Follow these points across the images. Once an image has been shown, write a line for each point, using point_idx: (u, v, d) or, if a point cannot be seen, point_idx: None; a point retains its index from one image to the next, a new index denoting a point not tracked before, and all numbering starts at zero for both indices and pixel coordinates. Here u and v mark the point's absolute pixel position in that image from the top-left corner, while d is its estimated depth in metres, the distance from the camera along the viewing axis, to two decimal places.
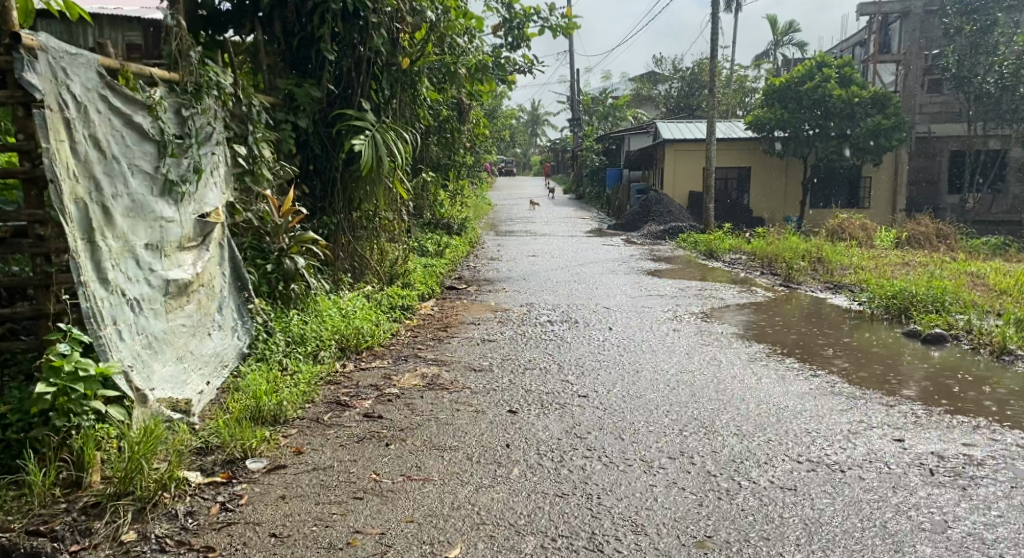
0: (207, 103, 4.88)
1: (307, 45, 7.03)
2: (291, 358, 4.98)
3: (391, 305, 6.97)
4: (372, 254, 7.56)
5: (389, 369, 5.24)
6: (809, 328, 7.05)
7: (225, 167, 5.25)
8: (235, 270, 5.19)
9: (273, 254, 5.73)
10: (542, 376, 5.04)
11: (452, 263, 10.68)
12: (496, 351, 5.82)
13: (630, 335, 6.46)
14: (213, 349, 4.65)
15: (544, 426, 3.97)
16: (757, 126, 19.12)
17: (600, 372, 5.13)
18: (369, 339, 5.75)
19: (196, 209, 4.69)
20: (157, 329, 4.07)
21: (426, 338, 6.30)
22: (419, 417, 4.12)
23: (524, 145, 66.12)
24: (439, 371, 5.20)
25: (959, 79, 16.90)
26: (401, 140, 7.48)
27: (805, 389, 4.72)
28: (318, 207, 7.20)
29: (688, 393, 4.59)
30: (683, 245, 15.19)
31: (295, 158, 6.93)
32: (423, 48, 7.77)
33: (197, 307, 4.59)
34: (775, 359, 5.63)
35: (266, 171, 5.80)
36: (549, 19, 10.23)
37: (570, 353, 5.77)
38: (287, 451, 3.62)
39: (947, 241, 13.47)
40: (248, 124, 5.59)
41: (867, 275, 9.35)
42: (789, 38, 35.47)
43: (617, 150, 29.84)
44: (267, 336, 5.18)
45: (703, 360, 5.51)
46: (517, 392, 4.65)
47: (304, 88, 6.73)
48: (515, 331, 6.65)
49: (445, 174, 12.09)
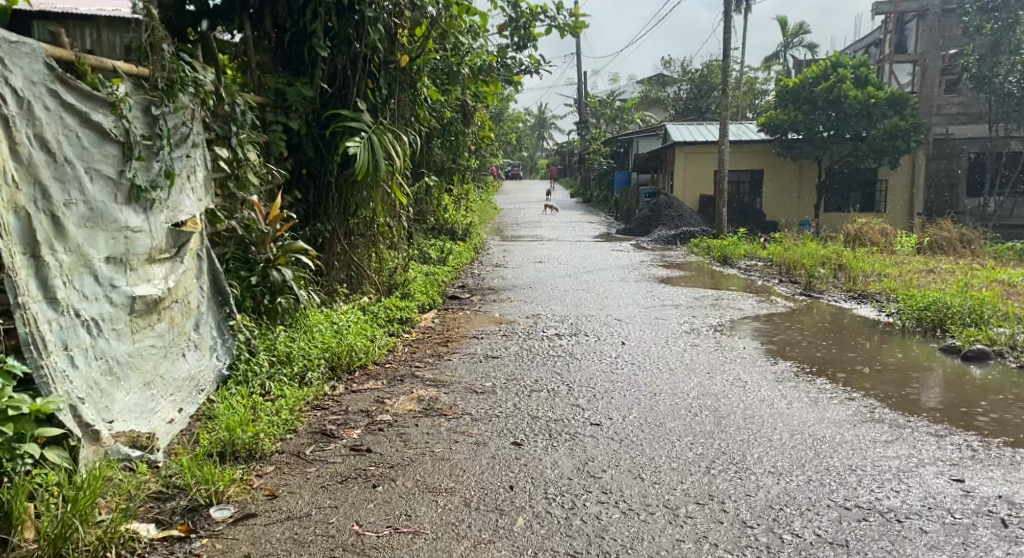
0: (183, 102, 4.45)
1: (300, 42, 6.60)
2: (274, 381, 4.54)
3: (388, 317, 6.52)
4: (369, 263, 7.11)
5: (383, 392, 4.79)
6: (835, 342, 6.58)
7: (204, 172, 4.81)
8: (216, 283, 4.76)
9: (258, 265, 5.28)
10: (550, 399, 4.59)
11: (455, 270, 10.25)
12: (499, 370, 5.37)
13: (644, 351, 6.00)
14: (188, 371, 4.23)
15: (554, 463, 3.51)
16: (770, 128, 18.65)
17: (614, 395, 4.67)
18: (362, 356, 5.31)
19: (169, 217, 4.27)
20: (121, 352, 3.65)
21: (425, 354, 5.85)
22: (412, 451, 3.66)
23: (530, 149, 65.72)
24: (437, 393, 4.75)
25: (979, 79, 16.41)
26: (400, 142, 7.04)
27: (843, 415, 4.25)
28: (311, 213, 6.75)
29: (713, 421, 4.14)
30: (696, 250, 14.69)
31: (287, 161, 6.50)
32: (424, 46, 7.33)
33: (170, 326, 4.17)
34: (804, 380, 5.16)
35: (252, 176, 5.37)
36: (557, 18, 9.79)
37: (579, 372, 5.32)
38: (259, 494, 3.19)
39: (971, 247, 12.95)
40: (231, 125, 5.15)
41: (893, 284, 8.86)
42: (800, 40, 34.96)
43: (625, 153, 29.38)
44: (250, 355, 4.75)
45: (726, 381, 5.05)
46: (522, 419, 4.20)
47: (296, 87, 6.30)
48: (521, 346, 6.20)
49: (449, 178, 11.67)
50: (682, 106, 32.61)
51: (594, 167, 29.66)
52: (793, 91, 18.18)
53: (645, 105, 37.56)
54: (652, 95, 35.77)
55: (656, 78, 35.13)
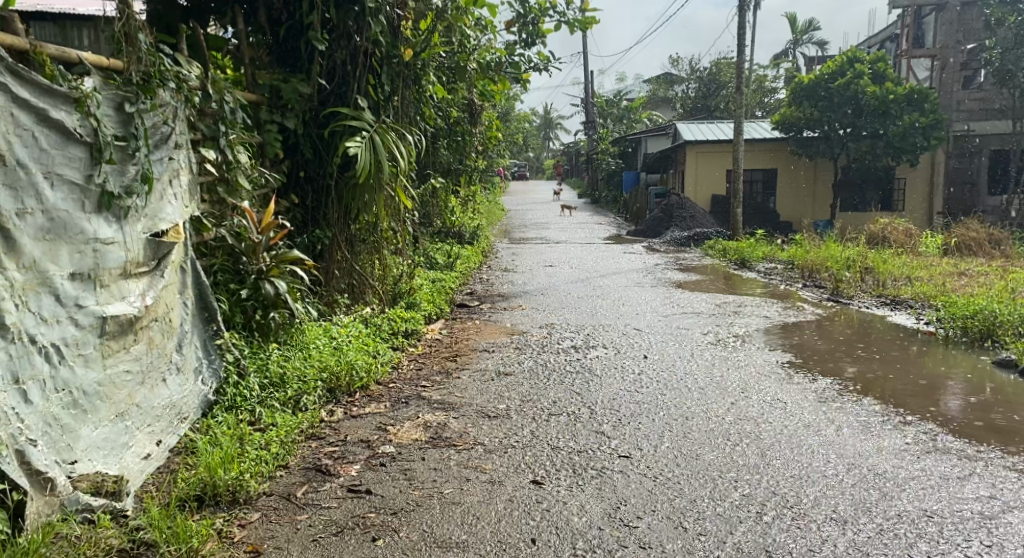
0: (164, 99, 4.02)
1: (296, 36, 6.16)
2: (266, 408, 4.11)
3: (392, 330, 6.08)
4: (372, 272, 6.67)
5: (385, 418, 4.35)
6: (870, 353, 6.13)
7: (189, 176, 4.38)
8: (201, 298, 4.32)
9: (249, 278, 4.82)
10: (571, 426, 4.14)
11: (462, 276, 9.81)
12: (513, 390, 4.91)
13: (670, 366, 5.55)
14: (169, 398, 3.79)
15: (580, 508, 3.09)
16: (785, 127, 18.17)
17: (642, 420, 4.22)
18: (364, 376, 4.87)
19: (147, 226, 3.83)
20: (88, 381, 3.20)
21: (433, 371, 5.40)
22: (417, 494, 3.23)
23: (537, 149, 65.28)
24: (445, 419, 4.30)
25: (1003, 74, 15.90)
26: (404, 142, 6.60)
27: (903, 445, 3.80)
28: (310, 218, 6.32)
29: (756, 453, 3.68)
30: (711, 252, 14.21)
31: (283, 163, 6.07)
32: (429, 40, 6.89)
33: (148, 347, 3.72)
34: (850, 400, 4.70)
35: (243, 180, 4.93)
36: (566, 13, 9.36)
37: (601, 391, 4.87)
38: (239, 551, 2.80)
39: (999, 248, 12.49)
40: (220, 125, 4.71)
41: (927, 289, 8.38)
42: (809, 37, 34.41)
43: (633, 152, 28.88)
44: (240, 378, 4.32)
45: (764, 402, 4.59)
46: (541, 450, 3.75)
47: (292, 84, 5.86)
48: (536, 361, 5.74)
49: (455, 179, 11.23)
50: (691, 105, 32.09)
51: (603, 166, 29.19)
52: (808, 88, 17.69)
53: (653, 104, 37.02)
54: (660, 94, 35.32)
55: (664, 77, 34.69)
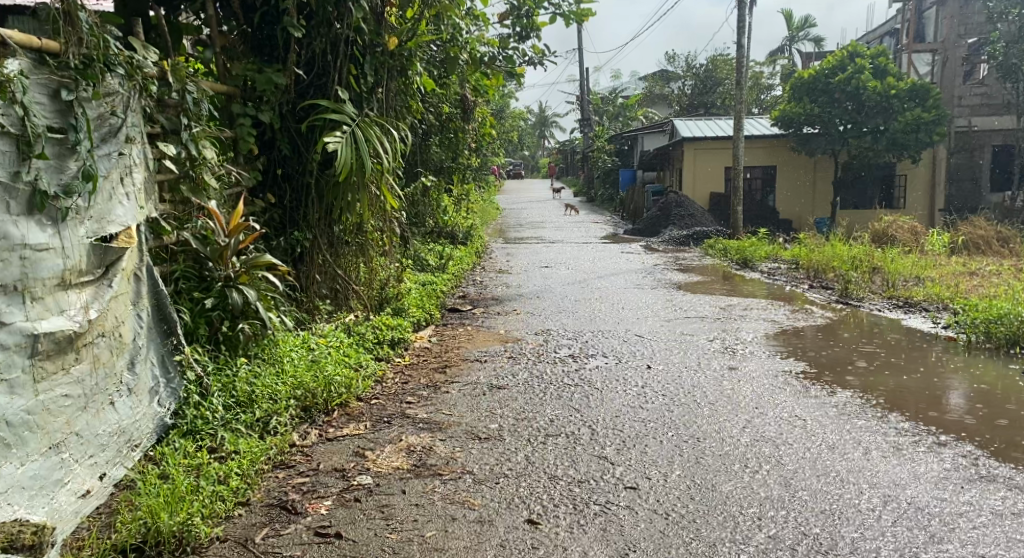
0: (110, 88, 3.58)
1: (272, 23, 5.70)
2: (230, 432, 3.67)
3: (377, 339, 5.64)
4: (356, 276, 6.24)
5: (365, 440, 3.93)
6: (886, 363, 5.67)
7: (144, 173, 3.92)
8: (160, 310, 3.87)
9: (214, 286, 4.35)
10: (571, 450, 3.73)
11: (455, 278, 9.39)
12: (506, 407, 4.48)
13: (676, 378, 5.13)
14: (118, 423, 3.36)
15: (582, 555, 2.71)
16: (785, 122, 17.63)
17: (648, 443, 3.81)
18: (343, 393, 4.44)
19: (92, 229, 3.38)
20: (14, 410, 2.77)
21: (420, 385, 4.97)
22: (394, 538, 2.84)
23: (532, 147, 64.82)
24: (431, 442, 3.88)
25: (1006, 68, 15.47)
26: (390, 137, 6.14)
27: (942, 470, 3.40)
28: (288, 219, 5.87)
29: (779, 483, 3.27)
30: (711, 251, 13.81)
31: (257, 160, 5.62)
32: (416, 29, 6.45)
33: (93, 368, 3.27)
34: (875, 415, 4.30)
35: (210, 178, 4.48)
36: (561, 4, 8.96)
37: (603, 407, 4.45)
38: None
39: (1007, 247, 12.14)
40: (183, 117, 4.26)
41: (942, 292, 7.99)
42: (806, 34, 34.00)
43: (630, 150, 28.49)
44: (203, 397, 3.88)
45: (782, 420, 4.18)
46: (538, 480, 3.34)
47: (266, 74, 5.41)
48: (531, 373, 5.29)
49: (447, 177, 10.79)
50: (687, 102, 31.68)
51: (599, 164, 28.75)
52: (807, 83, 17.31)
53: (649, 102, 36.64)
54: (656, 92, 34.88)
55: (659, 73, 34.25)
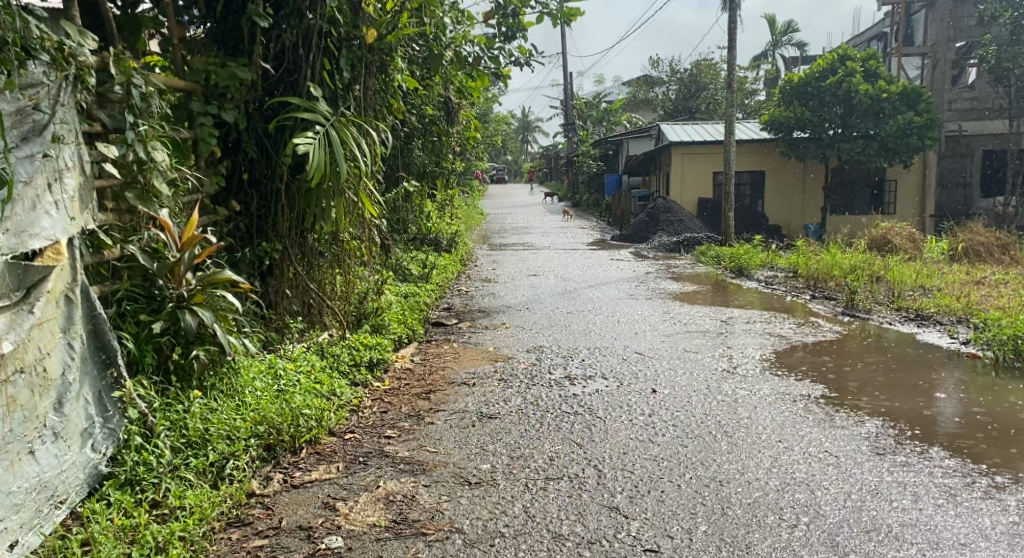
0: (31, 78, 3.02)
1: (237, 13, 5.14)
2: (176, 481, 3.11)
3: (354, 361, 5.10)
4: (332, 291, 5.69)
5: (337, 487, 3.41)
6: (915, 385, 5.20)
7: (80, 178, 3.33)
8: (97, 337, 3.28)
9: (165, 308, 3.78)
10: (577, 498, 3.24)
11: (439, 289, 8.86)
12: (499, 442, 3.96)
13: (686, 405, 4.62)
14: (37, 476, 2.78)
15: None
16: (775, 127, 17.28)
17: (664, 488, 3.33)
18: (312, 428, 3.90)
19: (8, 245, 2.82)
20: None
21: (401, 416, 4.43)
22: None
23: (515, 151, 64.43)
24: (414, 489, 3.37)
25: (999, 71, 15.12)
26: (369, 139, 5.60)
27: (1010, 526, 2.98)
28: (256, 228, 5.30)
29: (825, 543, 2.85)
30: (704, 258, 13.37)
31: (221, 163, 5.05)
32: (396, 21, 5.92)
33: (5, 412, 2.70)
34: (914, 449, 3.85)
35: (161, 184, 3.90)
36: (549, 3, 8.49)
37: (607, 441, 3.95)
38: None
39: (1008, 254, 11.81)
40: (128, 114, 3.70)
41: (953, 306, 7.57)
42: (789, 39, 33.86)
43: (615, 155, 28.08)
44: (148, 439, 3.28)
45: (811, 458, 3.69)
46: (542, 541, 2.88)
47: (230, 68, 4.86)
48: (525, 399, 4.77)
49: (431, 182, 10.25)
50: (672, 106, 31.31)
51: (584, 169, 28.34)
52: (797, 87, 16.95)
53: (633, 106, 36.30)
54: (640, 96, 34.61)
55: (643, 78, 33.90)
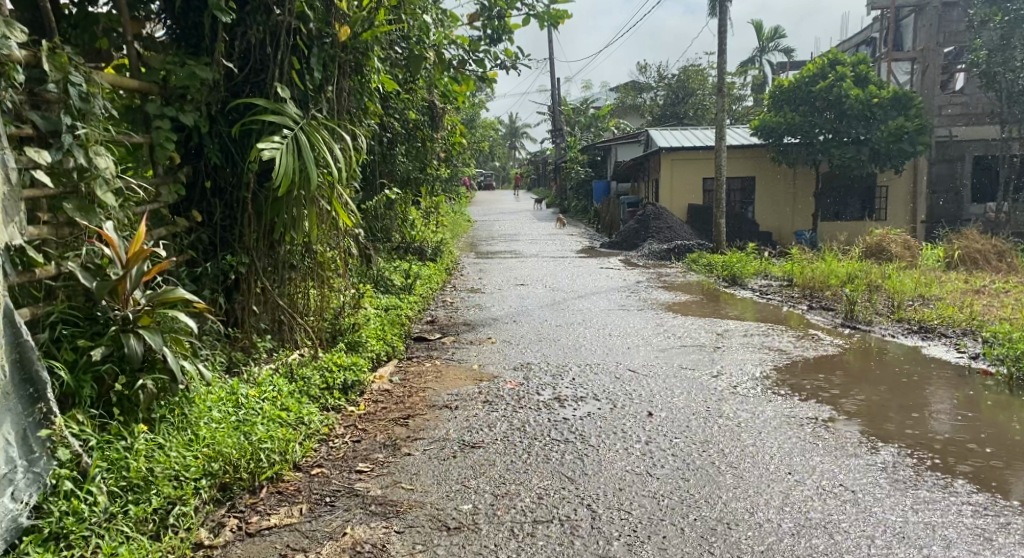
0: None
1: (199, 8, 4.75)
2: (110, 534, 2.72)
3: (326, 383, 4.71)
4: (303, 306, 5.29)
5: (298, 536, 3.05)
6: (925, 405, 4.87)
7: (4, 186, 2.94)
8: (23, 368, 2.89)
9: (108, 331, 3.38)
10: (566, 548, 2.88)
11: (422, 301, 8.46)
12: (483, 476, 3.59)
13: (684, 431, 4.25)
14: None
15: None
16: (764, 132, 17.03)
17: (665, 534, 2.97)
18: (275, 464, 3.52)
19: None
20: None
21: (376, 446, 4.05)
22: None
23: (502, 158, 64.12)
24: (385, 536, 3.02)
25: (989, 76, 14.93)
26: (342, 144, 5.23)
27: None
28: (220, 239, 4.90)
29: None
30: (695, 266, 13.05)
31: (181, 170, 4.66)
32: (372, 18, 5.54)
33: None
34: (936, 482, 3.51)
35: (104, 193, 3.51)
36: (534, 5, 8.14)
37: (599, 474, 3.58)
38: None
39: (1004, 262, 11.57)
40: (64, 116, 3.32)
41: (957, 317, 7.27)
42: (776, 44, 33.82)
43: (604, 161, 27.79)
44: (80, 484, 2.87)
45: (827, 494, 3.34)
46: None
47: (189, 67, 4.47)
48: (512, 425, 4.39)
49: (413, 189, 9.85)
50: (660, 112, 31.10)
51: (572, 175, 28.01)
52: (787, 92, 16.73)
53: (621, 112, 36.09)
54: (628, 102, 34.38)
55: (631, 84, 33.67)
